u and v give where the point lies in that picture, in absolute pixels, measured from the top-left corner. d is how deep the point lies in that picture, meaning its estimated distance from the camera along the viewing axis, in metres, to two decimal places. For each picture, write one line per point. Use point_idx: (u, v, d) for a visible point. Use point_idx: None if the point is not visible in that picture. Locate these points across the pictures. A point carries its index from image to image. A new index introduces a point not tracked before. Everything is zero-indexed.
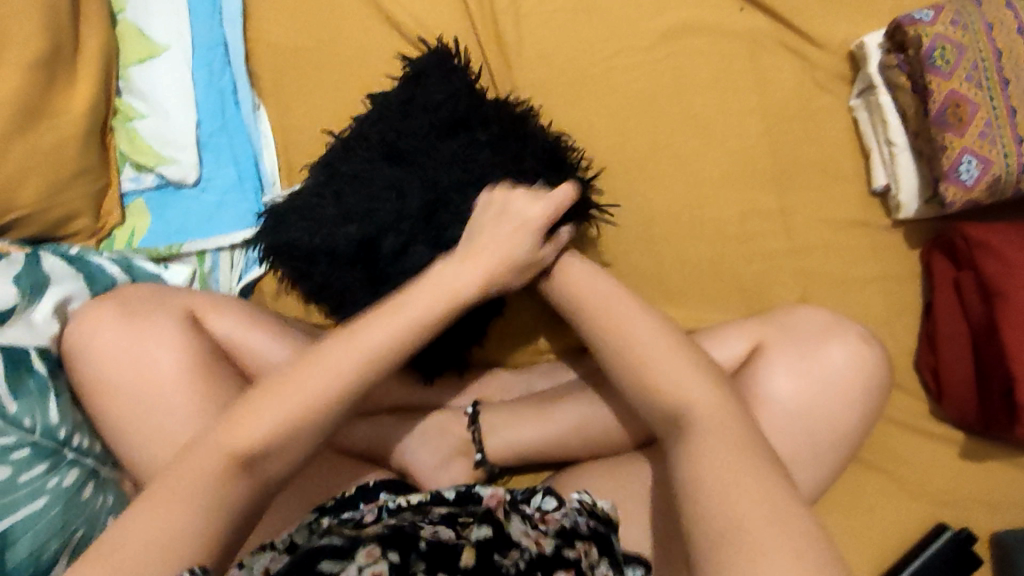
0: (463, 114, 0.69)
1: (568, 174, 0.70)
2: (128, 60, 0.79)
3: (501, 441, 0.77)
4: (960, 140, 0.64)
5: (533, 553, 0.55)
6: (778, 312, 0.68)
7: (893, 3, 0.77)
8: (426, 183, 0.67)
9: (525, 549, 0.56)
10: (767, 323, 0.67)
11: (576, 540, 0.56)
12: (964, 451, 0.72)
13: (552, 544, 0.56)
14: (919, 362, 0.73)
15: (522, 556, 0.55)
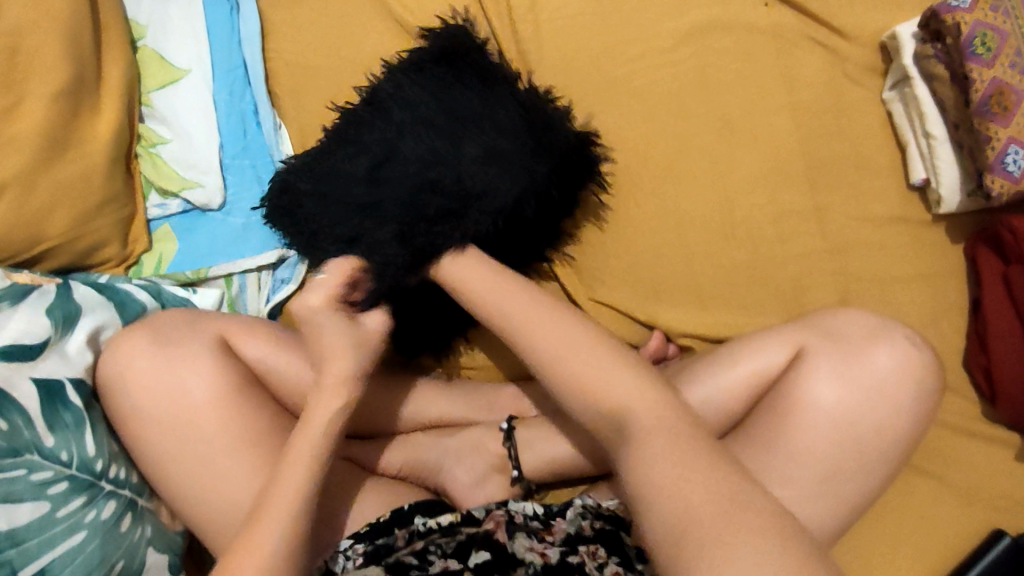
0: (437, 110, 0.71)
1: (549, 152, 0.70)
2: (149, 86, 0.79)
3: (537, 456, 0.75)
4: (1006, 130, 0.62)
5: (538, 564, 0.64)
6: (819, 315, 0.66)
7: None
8: (405, 175, 0.69)
9: (530, 562, 0.64)
10: (809, 327, 0.64)
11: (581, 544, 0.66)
12: (1020, 453, 0.69)
13: (558, 552, 0.65)
14: (969, 362, 0.70)
15: (528, 569, 0.64)
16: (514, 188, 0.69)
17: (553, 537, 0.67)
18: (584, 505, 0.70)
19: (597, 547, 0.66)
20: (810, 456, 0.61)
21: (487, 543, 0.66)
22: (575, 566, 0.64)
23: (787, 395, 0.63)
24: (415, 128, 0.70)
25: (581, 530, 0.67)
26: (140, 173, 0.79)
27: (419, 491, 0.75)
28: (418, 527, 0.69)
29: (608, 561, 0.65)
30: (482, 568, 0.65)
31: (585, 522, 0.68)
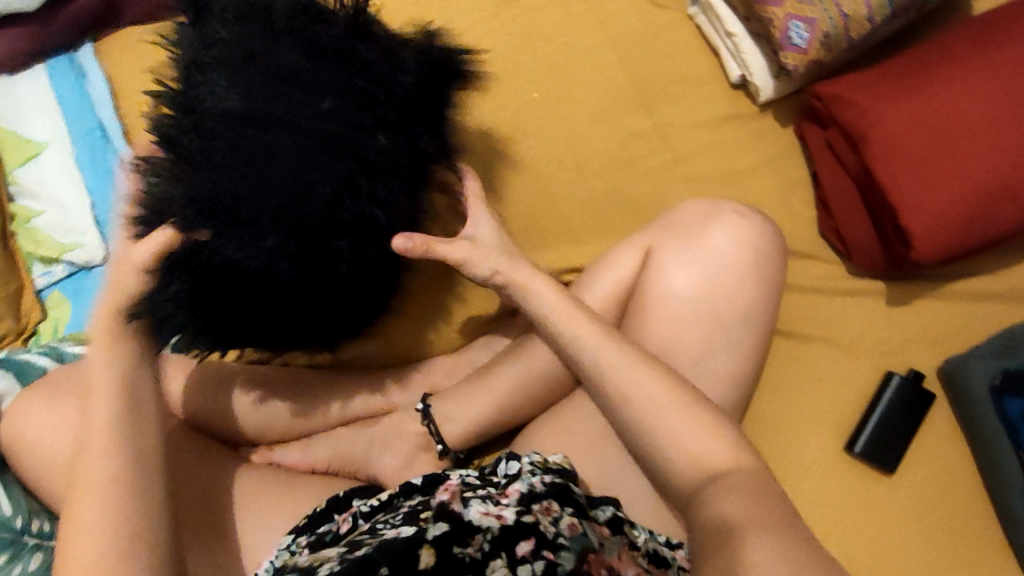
0: (342, 55, 0.56)
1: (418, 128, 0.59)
2: (13, 166, 0.82)
3: (456, 424, 0.77)
4: (782, 9, 0.68)
5: (495, 530, 0.60)
6: (662, 216, 0.70)
7: None
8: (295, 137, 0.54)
9: (486, 530, 0.60)
10: (653, 229, 0.69)
11: (534, 501, 0.62)
12: (890, 298, 0.74)
13: (514, 512, 0.61)
14: (822, 229, 0.75)
15: (485, 538, 0.60)
16: (406, 188, 0.58)
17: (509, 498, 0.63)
18: (533, 462, 0.67)
19: (551, 503, 0.62)
20: (686, 343, 0.64)
21: (445, 514, 0.61)
22: (531, 526, 0.60)
23: (646, 293, 0.66)
24: (302, 74, 0.55)
25: (533, 487, 0.63)
26: (21, 249, 0.81)
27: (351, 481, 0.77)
28: (359, 510, 0.68)
29: (563, 514, 0.62)
30: (444, 541, 0.59)
31: (538, 479, 0.64)
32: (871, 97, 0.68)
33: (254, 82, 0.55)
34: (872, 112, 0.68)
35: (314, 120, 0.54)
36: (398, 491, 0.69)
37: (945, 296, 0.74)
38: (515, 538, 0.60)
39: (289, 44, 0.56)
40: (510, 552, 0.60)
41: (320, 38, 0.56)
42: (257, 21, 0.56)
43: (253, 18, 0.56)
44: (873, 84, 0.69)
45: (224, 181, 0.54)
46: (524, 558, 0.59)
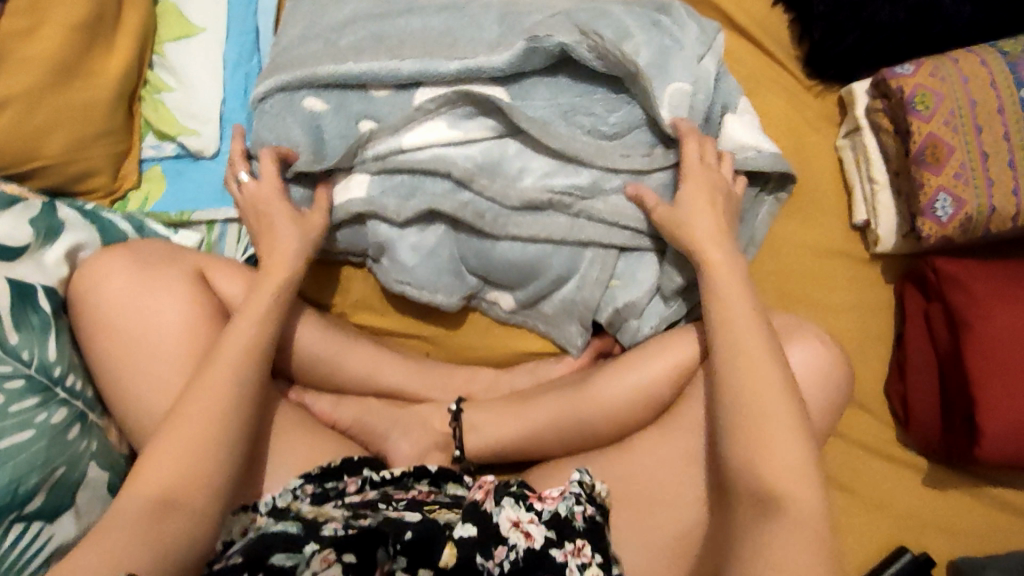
0: None
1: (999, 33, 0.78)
2: (163, 37, 0.84)
3: (480, 440, 0.78)
4: (937, 179, 0.69)
5: (521, 549, 0.61)
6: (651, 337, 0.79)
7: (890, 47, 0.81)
8: None
9: (512, 546, 0.61)
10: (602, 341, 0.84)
11: (566, 538, 0.62)
12: (923, 477, 0.74)
13: (543, 538, 0.61)
14: (888, 389, 0.76)
15: (508, 555, 0.61)
16: None
17: (541, 508, 0.64)
18: (580, 483, 0.65)
19: (584, 544, 0.61)
20: None
21: (472, 517, 0.62)
22: (558, 564, 0.60)
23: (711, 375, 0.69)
24: None
25: (573, 518, 0.63)
26: (142, 116, 0.83)
27: (360, 449, 0.76)
28: (370, 477, 0.71)
29: (592, 561, 0.61)
30: (468, 543, 0.60)
31: (579, 509, 0.63)
32: (986, 290, 0.69)
33: None
34: (983, 304, 0.69)
35: None
36: (411, 472, 0.73)
37: (981, 496, 0.74)
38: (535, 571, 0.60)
39: None
40: None
41: None
42: None
43: None
44: (992, 279, 0.70)
45: None
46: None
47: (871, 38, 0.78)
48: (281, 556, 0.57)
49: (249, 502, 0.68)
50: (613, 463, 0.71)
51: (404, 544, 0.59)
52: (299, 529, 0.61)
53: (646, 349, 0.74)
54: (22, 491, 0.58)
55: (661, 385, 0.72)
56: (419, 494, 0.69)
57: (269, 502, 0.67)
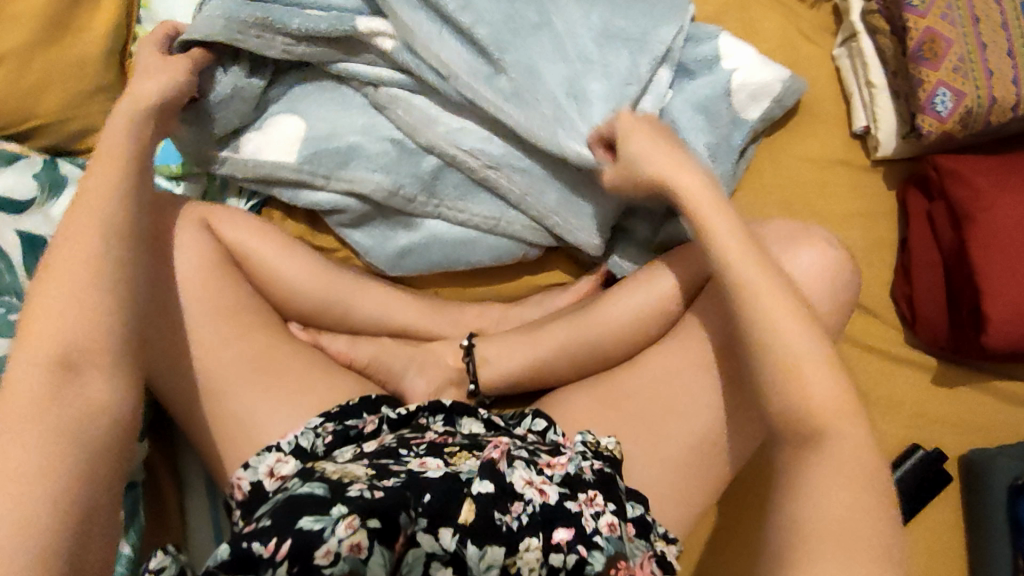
0: None
1: None
2: None
3: (494, 372, 0.78)
4: (936, 74, 0.69)
5: (538, 505, 0.60)
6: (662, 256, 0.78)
7: None
8: None
9: (529, 501, 0.60)
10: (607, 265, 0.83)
11: (582, 488, 0.62)
12: (935, 376, 0.75)
13: (557, 493, 0.61)
14: (896, 293, 0.76)
15: (526, 509, 0.60)
16: None
17: (552, 472, 0.63)
18: (584, 442, 0.66)
19: (597, 495, 0.61)
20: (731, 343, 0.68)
21: (491, 473, 0.60)
22: (574, 515, 0.60)
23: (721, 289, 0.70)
24: None
25: (582, 473, 0.63)
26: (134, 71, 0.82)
27: (377, 387, 0.76)
28: (388, 416, 0.71)
29: (605, 510, 0.61)
30: (486, 503, 0.59)
31: (588, 464, 0.64)
32: (987, 181, 0.70)
33: None
34: (985, 196, 0.69)
35: None
36: (426, 406, 0.72)
37: (989, 390, 0.75)
38: (555, 524, 0.60)
39: None
40: (547, 536, 0.59)
41: None
42: None
43: None
44: (993, 172, 0.70)
45: None
46: (559, 546, 0.59)
47: None
48: (309, 520, 0.54)
49: (271, 443, 0.68)
50: (623, 382, 0.72)
51: (427, 506, 0.58)
52: (326, 491, 0.57)
53: (653, 273, 0.75)
54: None
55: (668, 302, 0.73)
56: (437, 437, 0.67)
57: (291, 442, 0.67)
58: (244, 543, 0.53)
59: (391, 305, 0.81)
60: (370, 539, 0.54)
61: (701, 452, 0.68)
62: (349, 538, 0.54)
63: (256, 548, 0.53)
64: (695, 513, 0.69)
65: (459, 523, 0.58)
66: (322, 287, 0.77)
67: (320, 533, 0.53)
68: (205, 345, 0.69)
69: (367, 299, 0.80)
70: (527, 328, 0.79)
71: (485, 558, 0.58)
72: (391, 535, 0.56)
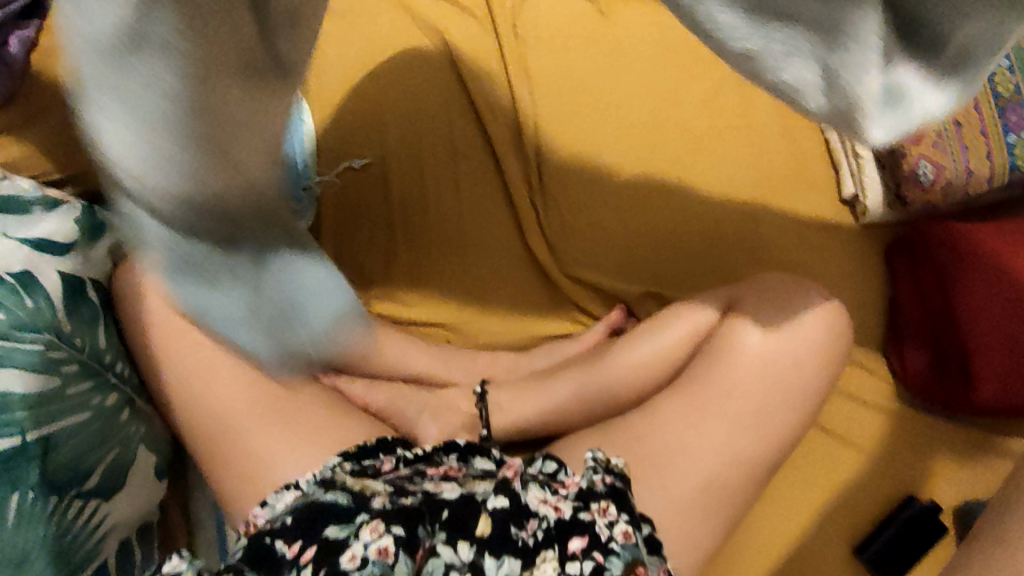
0: None
1: None
2: None
3: (505, 419, 0.81)
4: (918, 148, 0.75)
5: (551, 520, 0.62)
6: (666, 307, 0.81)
7: None
8: None
9: (542, 517, 0.62)
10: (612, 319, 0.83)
11: (595, 499, 0.63)
12: (925, 429, 0.78)
13: (571, 507, 0.63)
14: (887, 348, 0.81)
15: (540, 525, 0.62)
16: None
17: (567, 491, 0.65)
18: (595, 460, 0.68)
19: (609, 505, 0.62)
20: (735, 392, 0.71)
21: (505, 490, 0.64)
22: (587, 525, 0.61)
23: (722, 341, 0.74)
24: None
25: (594, 485, 0.64)
26: None
27: (391, 430, 0.79)
28: (403, 455, 0.74)
29: (619, 519, 0.61)
30: (502, 516, 0.62)
31: (599, 478, 0.65)
32: (969, 245, 0.75)
33: None
34: (966, 258, 0.75)
35: None
36: (439, 447, 0.76)
37: (981, 442, 0.78)
38: (569, 534, 0.61)
39: None
40: (562, 546, 0.60)
41: None
42: None
43: None
44: (974, 236, 0.76)
45: None
46: (574, 556, 0.59)
47: None
48: (334, 529, 0.60)
49: (290, 481, 0.69)
50: (633, 431, 0.74)
51: (444, 521, 0.61)
52: (349, 500, 0.63)
53: (661, 322, 0.78)
54: (82, 469, 0.61)
55: (675, 352, 0.77)
56: (450, 470, 0.71)
57: (310, 480, 0.69)
58: (267, 539, 0.60)
59: (407, 352, 0.83)
60: (394, 543, 0.58)
61: (708, 498, 0.70)
62: (374, 543, 0.58)
63: (279, 545, 0.59)
64: (699, 558, 0.71)
65: (477, 536, 0.60)
66: (340, 333, 0.80)
67: (344, 540, 0.59)
68: (231, 386, 0.72)
69: (381, 347, 0.82)
70: (538, 376, 0.82)
71: (502, 568, 0.59)
72: (413, 542, 0.59)
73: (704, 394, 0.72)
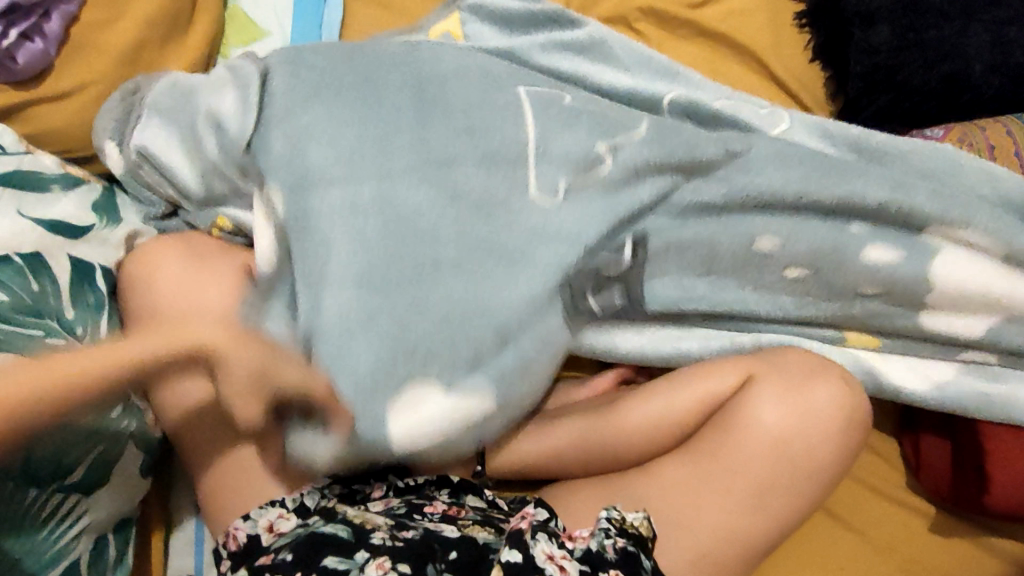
0: (915, 32, 0.81)
1: None
2: (231, 42, 0.87)
3: (503, 456, 0.78)
4: None
5: None
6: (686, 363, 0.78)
7: (936, 106, 0.81)
8: (864, 50, 0.82)
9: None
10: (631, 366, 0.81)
11: (603, 565, 0.61)
12: (933, 524, 0.76)
13: (577, 569, 0.60)
14: (903, 436, 0.79)
15: None
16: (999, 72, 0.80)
17: (574, 545, 0.63)
18: (610, 519, 0.65)
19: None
20: (743, 466, 0.69)
21: (517, 543, 0.61)
22: None
23: (736, 412, 0.71)
24: (911, 51, 0.81)
25: (604, 551, 0.62)
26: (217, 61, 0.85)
27: None
28: (394, 483, 0.72)
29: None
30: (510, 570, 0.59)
31: (611, 542, 0.62)
32: None
33: (880, 40, 0.81)
34: None
35: (904, 39, 0.81)
36: (433, 481, 0.73)
37: (986, 547, 0.75)
38: None
39: (924, 39, 0.81)
40: None
41: (912, 23, 0.81)
42: (931, 9, 0.81)
43: (868, 26, 0.82)
44: None
45: (871, 56, 0.82)
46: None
47: (904, 105, 0.81)
48: (332, 560, 0.60)
49: (276, 495, 0.68)
50: (628, 490, 0.72)
51: (450, 563, 0.61)
52: (349, 533, 0.62)
53: (680, 379, 0.76)
54: (65, 464, 0.60)
55: (680, 421, 0.74)
56: (449, 508, 0.68)
57: (297, 498, 0.67)
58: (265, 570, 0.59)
59: None
60: None
61: (697, 568, 0.68)
62: None
63: None
64: None
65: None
66: None
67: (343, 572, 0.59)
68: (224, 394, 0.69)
69: None
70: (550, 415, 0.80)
71: None
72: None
73: (708, 463, 0.70)
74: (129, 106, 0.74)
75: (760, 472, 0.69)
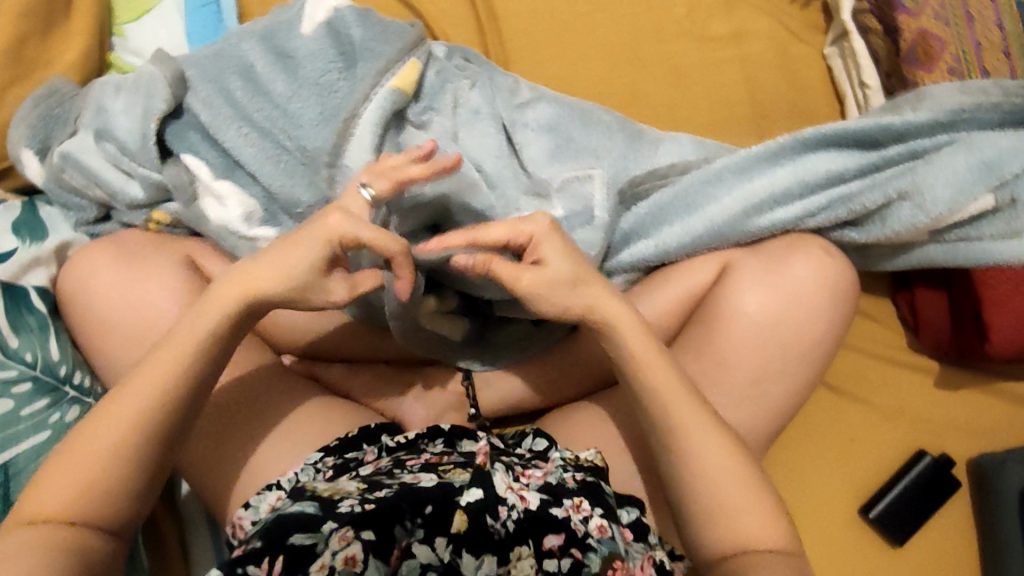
0: None
1: None
2: (122, 19, 0.80)
3: (495, 394, 0.76)
4: (929, 74, 0.72)
5: (521, 510, 0.58)
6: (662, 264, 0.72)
7: None
8: None
9: (513, 506, 0.58)
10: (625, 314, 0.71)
11: (564, 496, 0.60)
12: (938, 379, 0.74)
13: (541, 499, 0.59)
14: (897, 296, 0.76)
15: (512, 514, 0.57)
16: None
17: (529, 481, 0.61)
18: (563, 459, 0.65)
19: (582, 501, 0.60)
20: (739, 359, 0.64)
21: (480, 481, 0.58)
22: (562, 521, 0.58)
23: (718, 304, 0.66)
24: None
25: (564, 483, 0.61)
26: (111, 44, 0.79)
27: (377, 417, 0.75)
28: (386, 443, 0.68)
29: (593, 514, 0.59)
30: (476, 508, 0.56)
31: (570, 475, 0.62)
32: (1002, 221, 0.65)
33: None
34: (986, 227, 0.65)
35: None
36: (425, 433, 0.69)
37: (996, 392, 0.73)
38: (543, 529, 0.57)
39: None
40: (538, 541, 0.57)
41: None
42: None
43: None
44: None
45: None
46: (551, 553, 0.57)
47: None
48: (300, 535, 0.54)
49: (272, 479, 0.66)
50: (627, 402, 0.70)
51: (426, 518, 0.55)
52: (317, 508, 0.56)
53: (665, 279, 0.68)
54: None
55: (667, 321, 0.67)
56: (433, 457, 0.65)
57: (291, 478, 0.65)
58: (239, 567, 0.52)
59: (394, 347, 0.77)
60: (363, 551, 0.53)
61: None
62: (345, 550, 0.53)
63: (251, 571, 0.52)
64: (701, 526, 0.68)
65: (452, 531, 0.55)
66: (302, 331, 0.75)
67: (315, 548, 0.54)
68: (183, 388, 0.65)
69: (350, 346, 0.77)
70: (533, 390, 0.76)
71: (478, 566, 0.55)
72: (386, 547, 0.55)
73: (702, 362, 0.65)
74: (49, 110, 0.70)
75: (758, 360, 0.65)
